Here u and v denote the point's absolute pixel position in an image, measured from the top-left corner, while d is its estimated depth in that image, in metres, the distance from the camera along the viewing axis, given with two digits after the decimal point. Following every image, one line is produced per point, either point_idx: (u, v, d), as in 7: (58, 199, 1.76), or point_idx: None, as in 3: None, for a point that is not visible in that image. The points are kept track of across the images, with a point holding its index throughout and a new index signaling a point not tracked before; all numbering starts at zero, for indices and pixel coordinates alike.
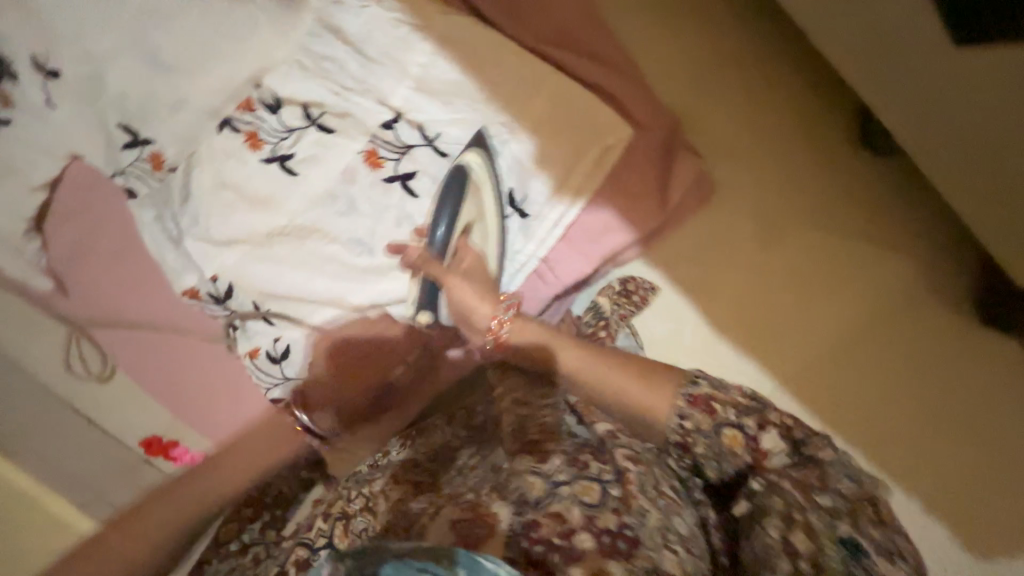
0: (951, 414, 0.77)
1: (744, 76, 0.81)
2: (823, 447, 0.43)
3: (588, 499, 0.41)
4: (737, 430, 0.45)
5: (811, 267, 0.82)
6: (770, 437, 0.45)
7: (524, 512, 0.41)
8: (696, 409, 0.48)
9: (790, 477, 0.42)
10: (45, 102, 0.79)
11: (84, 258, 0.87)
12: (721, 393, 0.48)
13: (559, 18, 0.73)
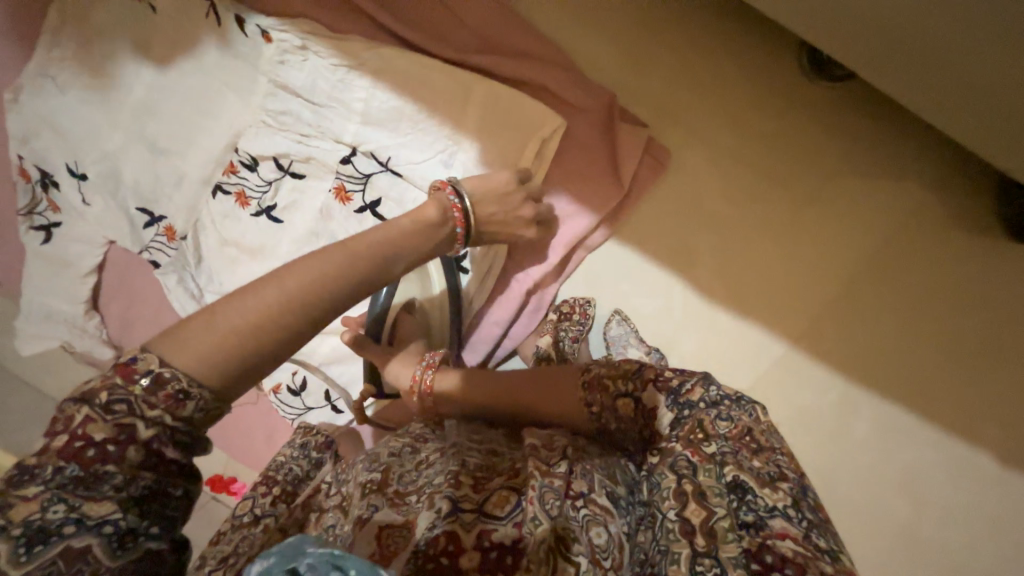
0: (948, 358, 0.74)
1: (688, 26, 0.74)
2: (696, 393, 0.48)
3: (496, 514, 0.44)
4: (629, 398, 0.51)
5: (787, 222, 0.77)
6: (653, 398, 0.50)
7: (436, 525, 0.43)
8: (595, 393, 0.54)
9: (682, 440, 0.45)
10: (82, 202, 0.94)
11: (134, 326, 1.02)
12: (608, 370, 0.55)
13: (480, 27, 0.75)
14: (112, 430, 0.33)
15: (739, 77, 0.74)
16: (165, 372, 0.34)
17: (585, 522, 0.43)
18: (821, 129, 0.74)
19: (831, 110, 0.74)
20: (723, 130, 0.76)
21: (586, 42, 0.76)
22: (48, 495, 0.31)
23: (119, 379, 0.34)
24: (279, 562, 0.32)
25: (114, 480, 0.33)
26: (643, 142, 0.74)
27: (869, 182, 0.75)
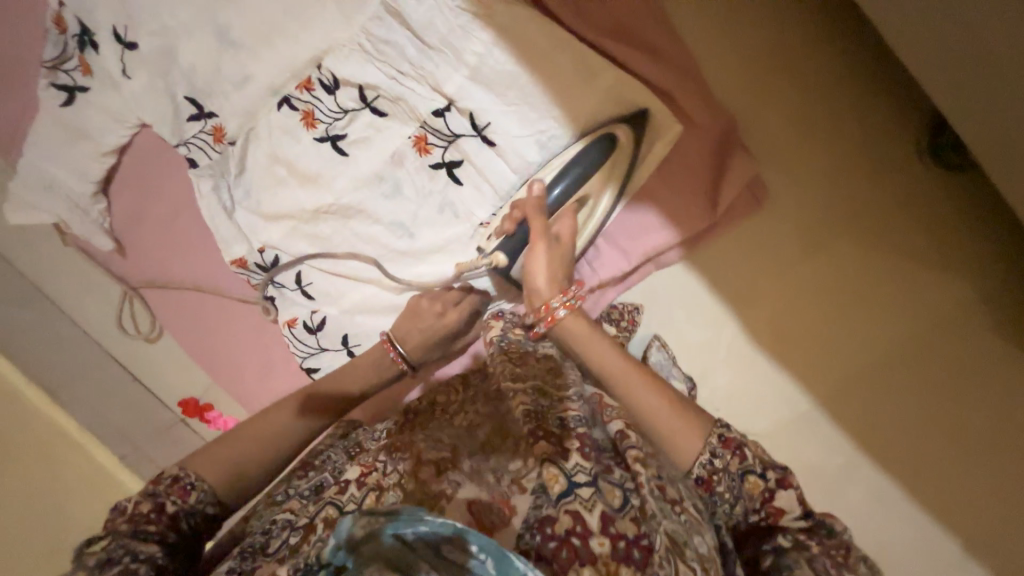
0: (972, 465, 0.75)
1: (817, 75, 0.75)
2: (840, 523, 0.44)
3: (610, 503, 0.41)
4: (761, 480, 0.45)
5: (854, 287, 0.78)
6: (787, 498, 0.44)
7: (542, 505, 0.41)
8: (727, 451, 0.47)
9: (817, 546, 0.42)
10: (121, 73, 0.83)
11: (146, 223, 0.94)
12: (750, 441, 0.47)
13: (619, 13, 0.72)
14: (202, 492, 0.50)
15: (849, 137, 0.75)
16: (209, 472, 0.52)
17: (686, 526, 0.42)
18: (916, 200, 0.76)
19: (933, 191, 0.75)
20: (822, 182, 0.76)
21: (715, 62, 0.75)
22: (165, 522, 0.46)
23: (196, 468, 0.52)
24: (392, 524, 0.31)
25: (183, 530, 0.48)
26: (747, 176, 0.74)
27: (941, 268, 0.76)
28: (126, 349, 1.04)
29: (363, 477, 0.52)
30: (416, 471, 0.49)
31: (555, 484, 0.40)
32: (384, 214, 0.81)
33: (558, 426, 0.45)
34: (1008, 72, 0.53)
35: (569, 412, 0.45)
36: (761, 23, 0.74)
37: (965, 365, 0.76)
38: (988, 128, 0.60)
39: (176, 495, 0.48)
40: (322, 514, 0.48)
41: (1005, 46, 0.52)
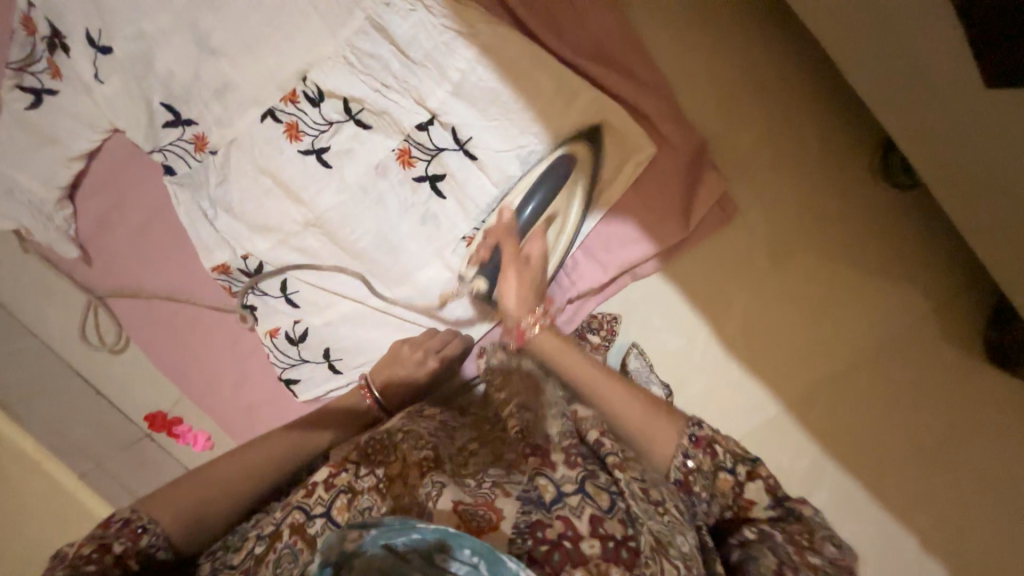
0: (924, 465, 0.81)
1: (781, 98, 0.80)
2: (805, 509, 0.48)
3: (600, 504, 0.42)
4: (731, 476, 0.50)
5: (817, 297, 0.83)
6: (752, 488, 0.49)
7: (529, 510, 0.42)
8: (699, 450, 0.51)
9: (787, 535, 0.46)
10: (94, 78, 0.81)
11: (115, 230, 0.91)
12: (720, 436, 0.52)
13: (598, 37, 0.75)
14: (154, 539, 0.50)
15: (811, 157, 0.81)
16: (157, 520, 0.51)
17: (670, 526, 0.44)
18: (871, 216, 0.82)
19: (885, 208, 0.81)
20: (787, 198, 0.81)
21: (687, 85, 0.79)
22: (108, 565, 0.47)
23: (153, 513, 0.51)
24: (386, 532, 0.32)
25: (133, 569, 0.49)
26: (716, 195, 0.78)
27: (895, 278, 0.82)
28: (89, 362, 0.99)
29: (330, 478, 0.51)
30: (405, 473, 0.49)
31: (546, 495, 0.43)
32: (367, 225, 0.82)
33: (547, 438, 0.48)
34: (947, 98, 0.58)
35: (546, 439, 0.49)
36: (729, 49, 0.79)
37: (915, 371, 0.82)
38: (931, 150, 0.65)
39: (128, 539, 0.49)
40: (288, 520, 0.49)
41: (941, 76, 0.57)
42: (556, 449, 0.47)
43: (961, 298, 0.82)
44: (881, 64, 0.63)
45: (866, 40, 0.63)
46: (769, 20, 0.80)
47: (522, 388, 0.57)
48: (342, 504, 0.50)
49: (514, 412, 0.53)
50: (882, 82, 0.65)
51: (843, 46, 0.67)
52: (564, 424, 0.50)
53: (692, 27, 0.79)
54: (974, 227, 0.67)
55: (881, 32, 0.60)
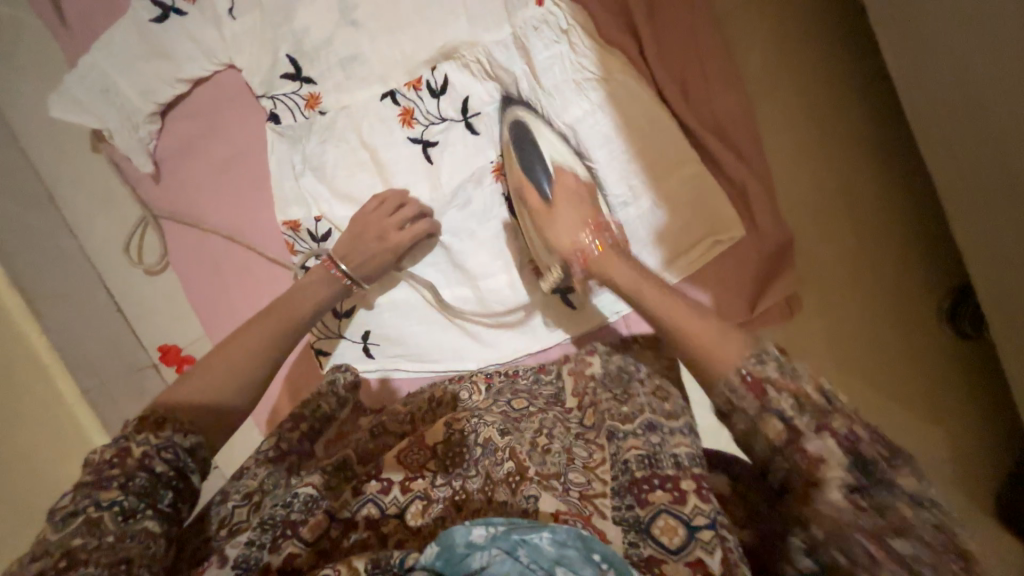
0: None
1: (872, 212, 0.82)
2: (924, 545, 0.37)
3: (667, 541, 0.44)
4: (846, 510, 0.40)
5: (854, 397, 0.86)
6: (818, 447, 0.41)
7: (639, 542, 0.45)
8: (748, 390, 0.44)
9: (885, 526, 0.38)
10: (228, 12, 0.82)
11: (196, 158, 0.90)
12: (783, 377, 0.44)
13: (722, 115, 0.77)
14: (167, 462, 0.46)
15: (885, 276, 0.83)
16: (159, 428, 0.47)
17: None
18: (929, 346, 0.84)
19: (945, 343, 0.83)
20: (848, 310, 0.84)
21: (787, 181, 0.83)
22: (132, 470, 0.44)
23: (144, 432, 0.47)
24: (515, 530, 0.38)
25: (154, 471, 0.45)
26: (786, 294, 0.80)
27: (928, 403, 0.85)
28: (123, 276, 1.00)
29: (406, 483, 0.53)
30: (493, 492, 0.51)
31: (673, 533, 0.44)
32: (449, 225, 0.84)
33: (673, 467, 0.49)
34: None
35: (670, 461, 0.49)
36: (835, 155, 0.82)
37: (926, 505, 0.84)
38: (1008, 293, 0.67)
39: (147, 432, 0.47)
40: (364, 512, 0.51)
41: None
42: (687, 477, 0.48)
43: (984, 454, 0.84)
44: (988, 197, 0.65)
45: (986, 168, 0.63)
46: (885, 135, 0.81)
47: (635, 409, 0.56)
48: (418, 509, 0.51)
49: (638, 433, 0.53)
50: (977, 213, 0.67)
51: (957, 164, 0.68)
52: (686, 441, 0.52)
53: (806, 129, 0.82)
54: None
55: (999, 208, 0.64)
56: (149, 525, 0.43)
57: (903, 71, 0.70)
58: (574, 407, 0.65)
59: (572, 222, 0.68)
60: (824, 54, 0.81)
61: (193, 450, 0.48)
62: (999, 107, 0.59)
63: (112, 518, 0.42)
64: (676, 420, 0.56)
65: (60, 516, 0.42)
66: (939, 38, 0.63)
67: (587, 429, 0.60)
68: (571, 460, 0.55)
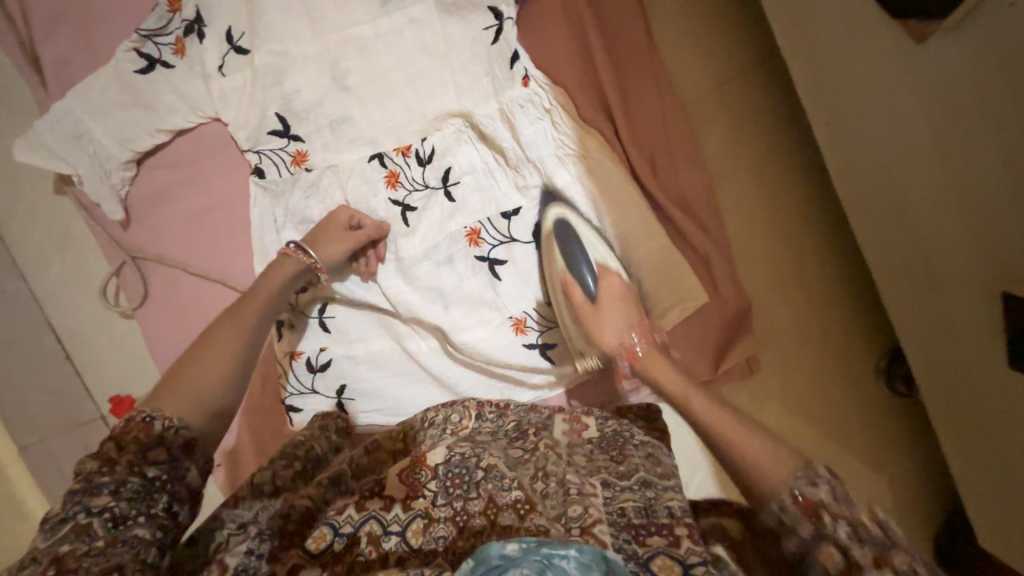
0: None
1: (817, 280, 0.91)
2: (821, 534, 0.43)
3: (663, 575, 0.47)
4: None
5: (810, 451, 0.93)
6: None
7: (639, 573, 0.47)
8: None
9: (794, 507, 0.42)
10: (218, 69, 0.83)
11: (171, 206, 0.89)
12: None
13: (688, 189, 0.85)
14: (159, 468, 0.50)
15: (831, 337, 0.92)
16: (152, 417, 0.51)
17: None
18: (872, 402, 0.92)
19: (886, 399, 0.91)
20: (800, 368, 0.92)
21: (744, 250, 0.91)
22: (121, 477, 0.47)
23: (139, 430, 0.50)
24: (537, 546, 0.43)
25: (148, 473, 0.49)
26: (746, 354, 0.87)
27: (877, 455, 0.92)
28: (74, 323, 0.94)
29: (410, 499, 0.56)
30: (495, 513, 0.53)
31: (671, 572, 0.47)
32: (431, 280, 0.86)
33: (668, 516, 0.53)
34: (962, 331, 0.68)
35: (666, 513, 0.54)
36: (784, 229, 0.91)
37: None
38: (935, 364, 0.75)
39: (140, 428, 0.50)
40: (366, 529, 0.54)
41: (966, 314, 0.66)
42: (681, 525, 0.52)
43: (921, 502, 0.92)
44: (911, 279, 0.73)
45: (911, 258, 0.72)
46: (827, 213, 0.91)
47: (633, 468, 0.61)
48: (419, 527, 0.54)
49: (637, 487, 0.58)
50: (905, 293, 0.76)
51: (886, 250, 0.76)
52: (677, 497, 0.57)
53: (759, 204, 0.91)
54: (954, 446, 0.78)
55: (923, 294, 0.72)
56: (141, 533, 0.46)
57: (838, 167, 0.78)
58: (562, 441, 0.67)
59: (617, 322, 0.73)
60: (777, 140, 0.91)
61: (184, 453, 0.52)
62: (916, 207, 0.68)
63: (103, 525, 0.45)
64: (669, 481, 0.60)
65: (50, 526, 0.44)
66: (869, 146, 0.71)
67: (581, 473, 0.62)
68: (568, 492, 0.57)
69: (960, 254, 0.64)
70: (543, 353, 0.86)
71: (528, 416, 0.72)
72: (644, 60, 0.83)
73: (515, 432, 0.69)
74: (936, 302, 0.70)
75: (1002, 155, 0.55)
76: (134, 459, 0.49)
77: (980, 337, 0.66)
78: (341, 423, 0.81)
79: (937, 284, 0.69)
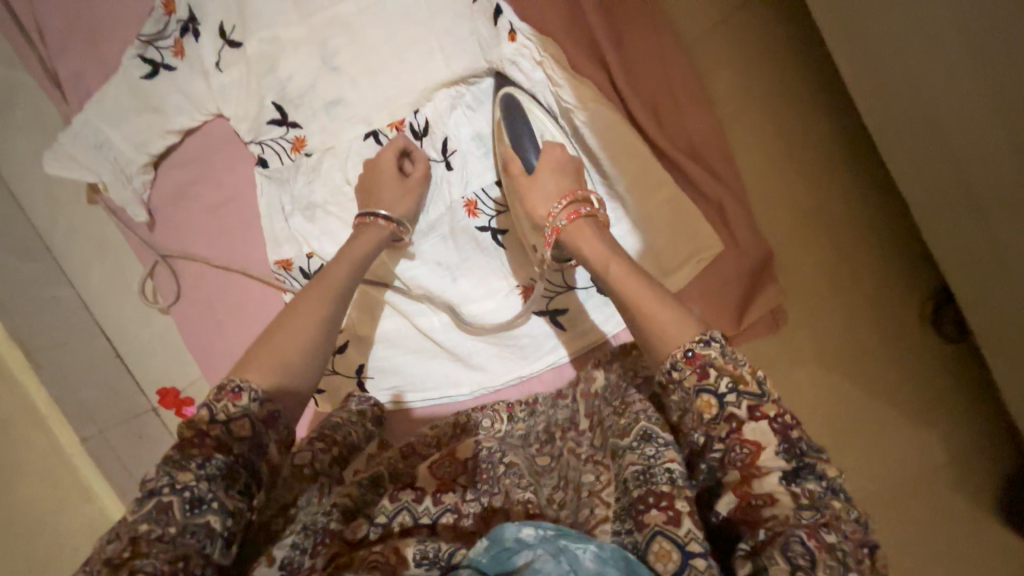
0: None
1: (848, 219, 0.84)
2: (738, 411, 0.46)
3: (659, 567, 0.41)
4: (715, 399, 0.47)
5: (860, 404, 0.85)
6: (757, 428, 0.45)
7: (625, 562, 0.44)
8: (689, 367, 0.50)
9: (773, 424, 0.45)
10: (215, 65, 0.85)
11: (189, 204, 0.93)
12: (721, 360, 0.49)
13: (695, 135, 0.80)
14: (245, 446, 0.50)
15: (870, 281, 0.84)
16: (232, 386, 0.52)
17: None
18: (923, 346, 0.84)
19: (938, 343, 0.83)
20: (836, 317, 0.85)
21: (765, 195, 0.85)
22: (209, 452, 0.48)
23: (226, 399, 0.51)
24: (558, 536, 0.40)
25: (235, 452, 0.49)
26: (770, 305, 0.82)
27: (935, 403, 0.84)
28: (117, 322, 1.01)
29: (438, 495, 0.57)
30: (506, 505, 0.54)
31: (667, 559, 0.41)
32: (435, 255, 0.86)
33: (667, 483, 0.47)
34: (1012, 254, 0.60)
35: (665, 478, 0.47)
36: (806, 167, 0.84)
37: (955, 503, 0.82)
38: (983, 296, 0.68)
39: (229, 397, 0.51)
40: (398, 521, 0.54)
41: (1016, 235, 0.59)
42: (681, 496, 0.45)
43: (985, 458, 0.83)
44: (945, 202, 0.66)
45: (945, 178, 0.64)
46: (854, 145, 0.83)
47: (633, 423, 0.56)
48: (449, 522, 0.54)
49: (636, 449, 0.52)
50: (942, 219, 0.68)
51: (916, 174, 0.69)
52: (678, 456, 0.49)
53: (777, 143, 0.84)
54: (1011, 387, 0.71)
55: (971, 230, 0.64)
56: (211, 520, 0.45)
57: (868, 99, 0.70)
58: (586, 429, 0.68)
59: (545, 199, 0.71)
60: (793, 71, 0.83)
61: (266, 425, 0.52)
62: (949, 118, 0.60)
63: (181, 506, 0.44)
64: (671, 431, 0.53)
65: (142, 495, 0.45)
66: (900, 66, 0.63)
67: (594, 452, 0.62)
68: (580, 493, 0.56)
69: (1003, 170, 0.56)
70: (554, 318, 0.86)
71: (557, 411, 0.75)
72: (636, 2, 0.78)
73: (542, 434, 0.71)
74: (977, 222, 0.63)
75: None
76: (212, 430, 0.49)
77: None
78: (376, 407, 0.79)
79: (978, 205, 0.62)
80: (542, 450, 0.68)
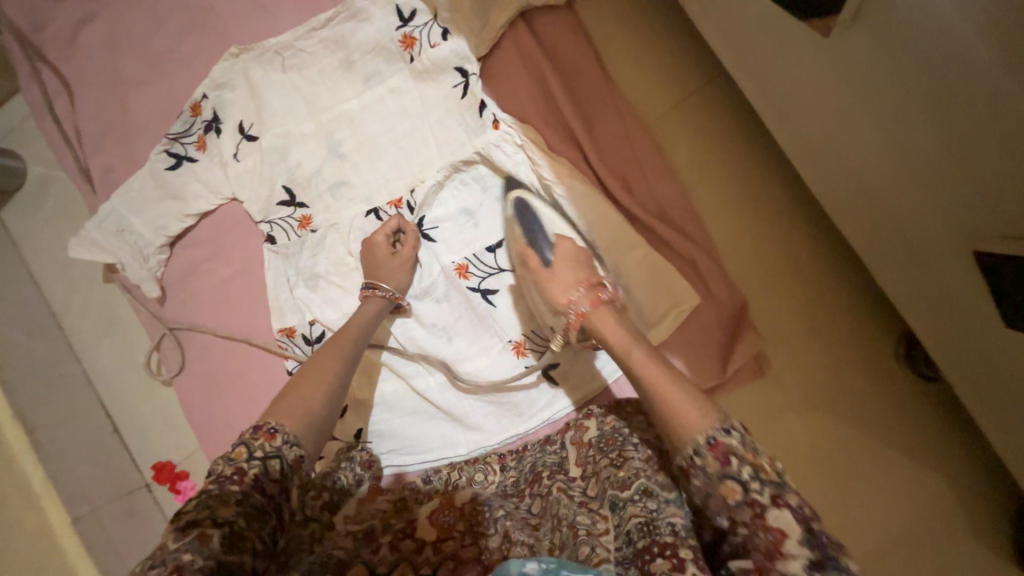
0: None
1: (812, 268, 0.90)
2: (761, 498, 0.49)
3: None
4: (739, 486, 0.50)
5: (852, 444, 0.86)
6: (781, 516, 0.48)
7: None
8: (713, 453, 0.52)
9: (795, 513, 0.48)
10: (232, 156, 0.96)
11: (200, 279, 0.99)
12: (746, 450, 0.52)
13: (662, 200, 0.88)
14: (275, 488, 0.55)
15: (842, 325, 0.89)
16: (267, 426, 0.58)
17: None
18: (903, 386, 0.86)
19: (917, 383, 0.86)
20: (816, 361, 0.89)
21: (733, 249, 0.92)
22: (248, 488, 0.52)
23: (260, 439, 0.56)
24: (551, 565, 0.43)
25: (267, 491, 0.54)
26: (751, 353, 0.85)
27: (924, 442, 0.85)
28: (120, 396, 1.03)
29: (457, 551, 0.59)
30: (507, 550, 0.57)
31: None
32: (430, 318, 0.91)
33: (671, 534, 0.51)
34: (954, 296, 0.66)
35: (668, 529, 0.51)
36: (767, 224, 0.92)
37: (962, 550, 0.80)
38: (943, 335, 0.72)
39: (263, 438, 0.57)
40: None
41: (954, 280, 0.64)
42: (686, 546, 0.49)
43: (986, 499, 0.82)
44: (891, 251, 0.73)
45: (886, 230, 0.71)
46: (809, 202, 0.92)
47: (633, 476, 0.59)
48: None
49: (637, 501, 0.56)
50: (892, 266, 0.74)
51: (861, 227, 0.76)
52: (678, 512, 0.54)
53: (738, 203, 0.93)
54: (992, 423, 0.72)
55: (916, 269, 0.70)
56: (245, 560, 0.49)
57: (805, 158, 0.79)
58: (577, 476, 0.69)
59: (568, 281, 0.77)
60: (745, 142, 0.94)
61: (292, 468, 0.57)
62: (875, 180, 0.68)
63: (221, 538, 0.48)
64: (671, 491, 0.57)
65: (181, 526, 0.49)
66: (827, 139, 0.72)
67: (589, 498, 0.63)
68: (576, 533, 0.57)
69: (928, 224, 0.63)
70: (547, 373, 0.89)
71: (553, 457, 0.75)
72: (601, 93, 0.91)
73: (535, 478, 0.73)
74: (922, 269, 0.69)
75: (932, 127, 0.56)
76: (249, 469, 0.54)
77: (969, 301, 0.64)
78: (365, 455, 0.78)
79: (918, 252, 0.68)
80: (536, 497, 0.69)
